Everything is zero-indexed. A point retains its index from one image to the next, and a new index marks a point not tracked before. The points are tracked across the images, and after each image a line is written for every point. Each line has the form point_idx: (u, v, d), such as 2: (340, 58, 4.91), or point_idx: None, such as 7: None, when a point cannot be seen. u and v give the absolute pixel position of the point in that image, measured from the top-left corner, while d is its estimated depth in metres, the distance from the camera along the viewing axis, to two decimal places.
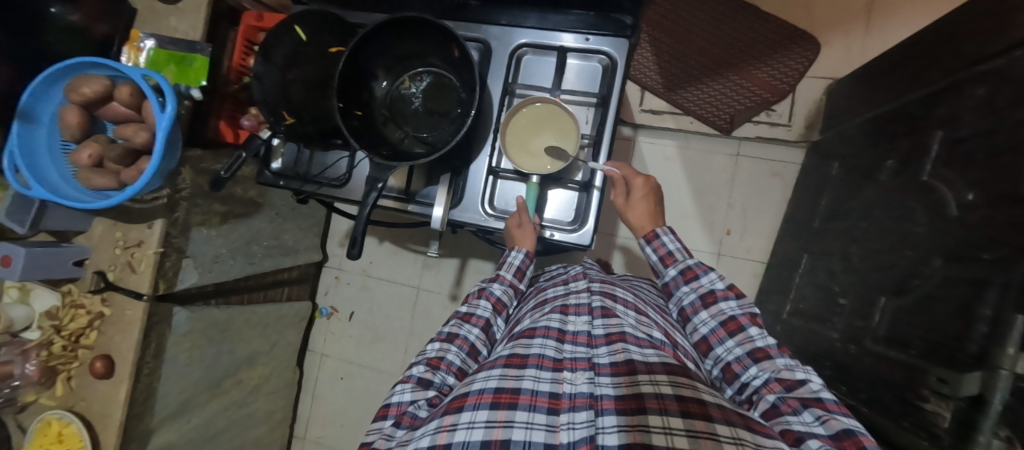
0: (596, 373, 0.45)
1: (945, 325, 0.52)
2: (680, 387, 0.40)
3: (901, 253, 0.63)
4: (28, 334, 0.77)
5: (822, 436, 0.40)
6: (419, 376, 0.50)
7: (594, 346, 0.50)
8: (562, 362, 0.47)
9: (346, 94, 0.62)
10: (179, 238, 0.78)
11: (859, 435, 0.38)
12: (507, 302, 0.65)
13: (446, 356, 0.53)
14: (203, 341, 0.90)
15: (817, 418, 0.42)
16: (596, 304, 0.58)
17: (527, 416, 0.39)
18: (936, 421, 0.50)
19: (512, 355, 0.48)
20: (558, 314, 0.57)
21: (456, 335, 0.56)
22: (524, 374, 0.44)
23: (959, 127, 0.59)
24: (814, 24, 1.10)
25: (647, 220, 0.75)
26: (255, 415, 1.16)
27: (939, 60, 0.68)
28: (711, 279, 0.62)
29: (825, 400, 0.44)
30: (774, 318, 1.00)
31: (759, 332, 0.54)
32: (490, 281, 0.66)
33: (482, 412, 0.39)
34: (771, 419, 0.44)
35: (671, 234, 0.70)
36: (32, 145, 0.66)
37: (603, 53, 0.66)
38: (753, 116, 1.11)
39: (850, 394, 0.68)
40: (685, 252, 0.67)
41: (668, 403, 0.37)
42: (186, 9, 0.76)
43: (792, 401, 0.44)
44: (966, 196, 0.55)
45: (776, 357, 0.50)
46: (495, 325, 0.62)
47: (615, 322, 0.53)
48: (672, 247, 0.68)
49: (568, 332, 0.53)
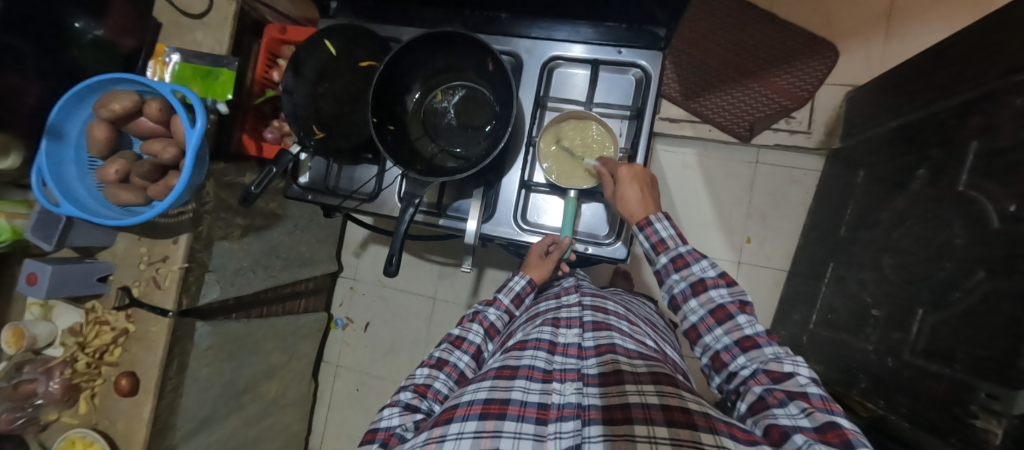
0: (584, 384, 0.41)
1: (991, 340, 0.51)
2: (667, 396, 0.36)
3: (939, 265, 0.63)
4: (51, 351, 0.76)
5: (806, 428, 0.35)
6: (407, 401, 0.47)
7: (584, 357, 0.46)
8: (552, 373, 0.44)
9: (380, 110, 0.62)
10: (203, 252, 0.77)
11: (845, 428, 0.34)
12: (500, 328, 0.63)
13: (434, 384, 0.50)
14: (224, 355, 0.89)
15: (802, 410, 0.37)
16: (587, 317, 0.55)
17: (515, 426, 0.36)
18: (987, 438, 0.49)
19: (503, 367, 0.45)
20: (550, 326, 0.54)
21: (446, 362, 0.53)
22: (514, 385, 0.41)
23: (996, 138, 0.58)
24: (833, 32, 1.11)
25: (638, 207, 0.60)
26: (271, 429, 1.15)
27: (971, 68, 0.68)
28: (703, 266, 0.53)
29: (811, 394, 0.39)
30: (800, 328, 1.00)
31: (748, 321, 0.48)
32: (486, 305, 0.65)
33: (470, 423, 0.36)
34: (757, 413, 0.40)
35: (665, 221, 0.58)
36: (60, 161, 0.66)
37: (638, 67, 0.67)
38: (773, 123, 1.11)
39: (890, 409, 0.67)
40: (679, 239, 0.57)
41: (653, 412, 0.34)
42: (212, 23, 0.75)
43: (779, 391, 0.40)
44: (1007, 207, 0.53)
45: (765, 347, 0.45)
46: (486, 350, 0.59)
47: (605, 335, 0.50)
48: (666, 234, 0.58)
49: (559, 344, 0.50)
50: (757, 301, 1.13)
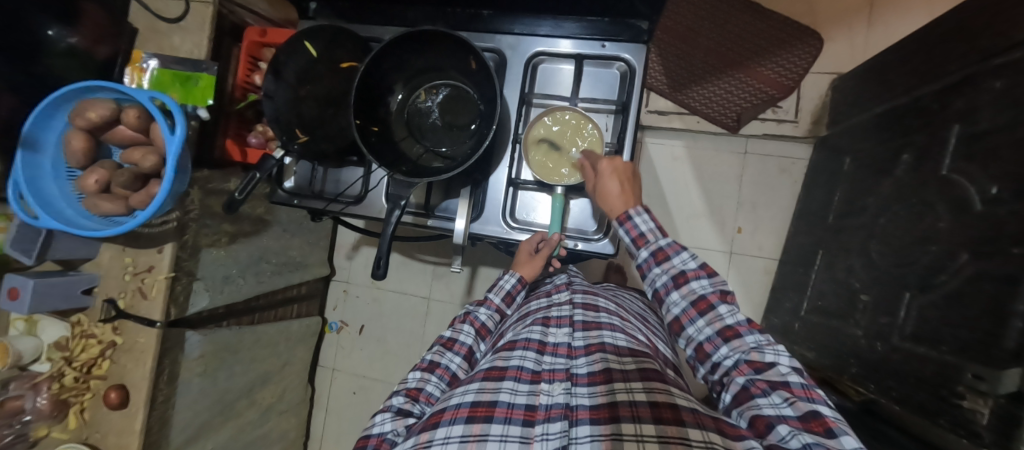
0: (573, 384, 0.41)
1: (976, 322, 0.52)
2: (655, 393, 0.37)
3: (924, 249, 0.63)
4: (36, 367, 0.74)
5: (790, 417, 0.36)
6: (399, 406, 0.46)
7: (574, 357, 0.46)
8: (541, 374, 0.43)
9: (363, 111, 0.61)
10: (189, 261, 0.76)
11: (826, 415, 0.35)
12: (491, 328, 0.63)
13: (426, 388, 0.50)
14: (216, 364, 0.88)
15: (784, 400, 0.37)
16: (577, 317, 0.55)
17: (502, 428, 0.36)
18: (974, 418, 0.50)
19: (491, 368, 0.45)
20: (539, 326, 0.53)
21: (438, 365, 0.53)
22: (502, 387, 0.41)
23: (978, 121, 0.59)
24: (817, 20, 1.11)
25: (619, 201, 0.58)
26: (268, 436, 1.14)
27: (952, 53, 0.68)
28: (684, 257, 0.51)
29: (792, 382, 0.39)
30: (792, 316, 1.01)
31: (729, 311, 0.47)
32: (477, 305, 0.65)
33: (457, 427, 0.36)
34: (742, 405, 0.40)
35: (644, 214, 0.55)
36: (37, 173, 0.64)
37: (622, 60, 0.67)
38: (760, 113, 1.11)
39: (880, 393, 0.68)
40: (659, 232, 0.54)
41: (641, 410, 0.34)
42: (189, 26, 0.74)
43: (761, 382, 0.40)
44: (989, 190, 0.54)
45: (746, 336, 0.45)
46: (478, 351, 0.59)
47: (596, 334, 0.50)
48: (645, 228, 0.55)
49: (549, 343, 0.50)
50: (748, 290, 1.14)
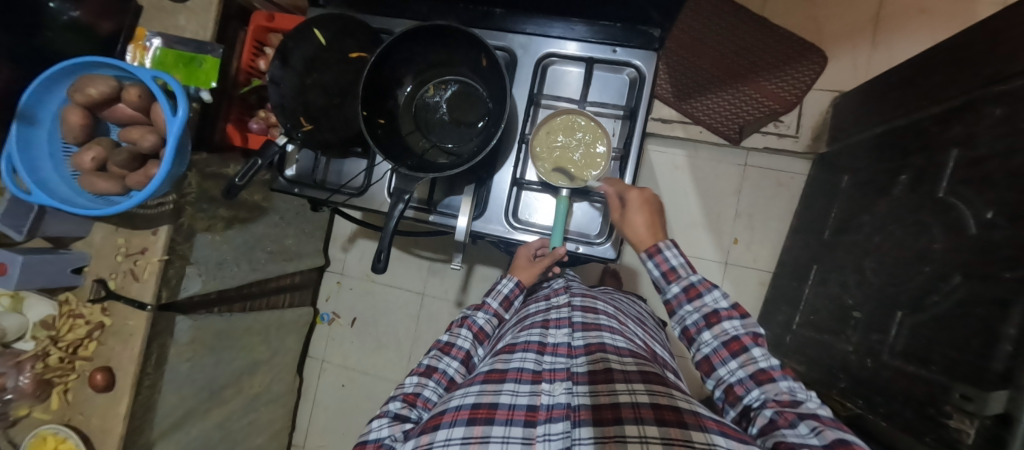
0: (574, 383, 0.41)
1: (966, 343, 0.53)
2: (657, 395, 0.37)
3: (917, 269, 0.64)
4: (21, 345, 0.72)
5: (815, 445, 0.35)
6: (396, 412, 0.46)
7: (574, 356, 0.46)
8: (542, 374, 0.43)
9: (371, 103, 0.61)
10: (184, 245, 0.75)
11: (853, 444, 0.35)
12: (489, 332, 0.63)
13: (423, 392, 0.50)
14: (205, 350, 0.87)
15: (812, 429, 0.37)
16: (577, 318, 0.55)
17: (503, 430, 0.36)
18: (959, 437, 0.51)
19: (491, 370, 0.45)
20: (539, 328, 0.53)
21: (435, 369, 0.53)
22: (503, 388, 0.41)
23: (975, 146, 0.60)
24: (822, 37, 1.12)
25: (647, 233, 0.61)
26: (254, 425, 1.13)
27: (953, 78, 0.69)
28: (715, 296, 0.53)
29: (822, 416, 0.39)
30: (784, 329, 1.02)
31: (763, 354, 0.47)
32: (474, 309, 0.65)
33: (458, 429, 0.36)
34: (766, 434, 0.40)
35: (674, 248, 0.58)
36: (32, 147, 0.63)
37: (632, 67, 0.67)
38: (762, 127, 1.13)
39: (868, 408, 0.69)
40: (691, 268, 0.56)
41: (644, 411, 0.34)
42: (196, 7, 0.73)
43: (788, 413, 0.40)
44: (984, 214, 0.55)
45: (781, 380, 0.44)
46: (475, 355, 0.59)
47: (595, 334, 0.50)
48: (676, 262, 0.57)
49: (548, 344, 0.50)
50: (742, 301, 1.15)
